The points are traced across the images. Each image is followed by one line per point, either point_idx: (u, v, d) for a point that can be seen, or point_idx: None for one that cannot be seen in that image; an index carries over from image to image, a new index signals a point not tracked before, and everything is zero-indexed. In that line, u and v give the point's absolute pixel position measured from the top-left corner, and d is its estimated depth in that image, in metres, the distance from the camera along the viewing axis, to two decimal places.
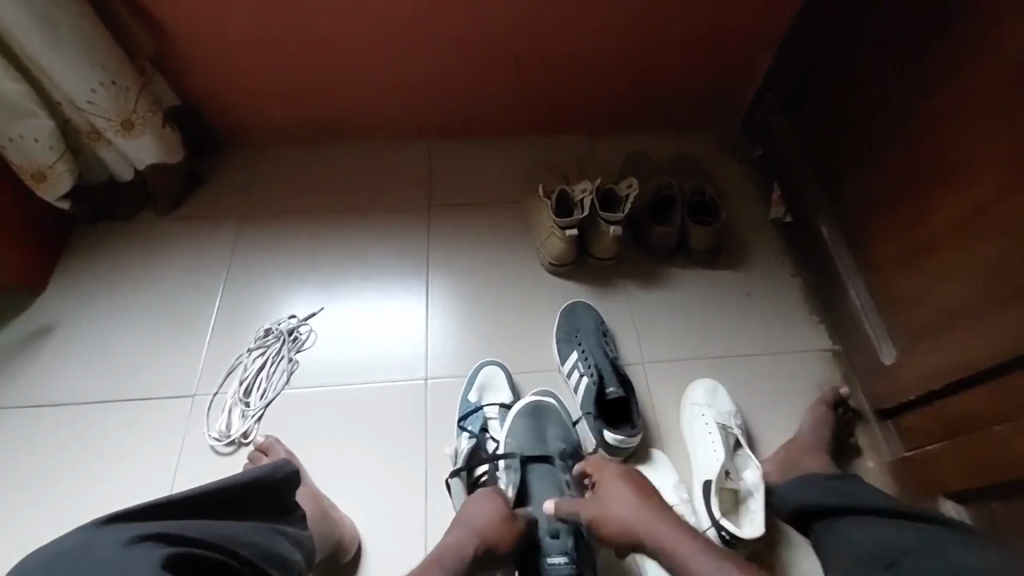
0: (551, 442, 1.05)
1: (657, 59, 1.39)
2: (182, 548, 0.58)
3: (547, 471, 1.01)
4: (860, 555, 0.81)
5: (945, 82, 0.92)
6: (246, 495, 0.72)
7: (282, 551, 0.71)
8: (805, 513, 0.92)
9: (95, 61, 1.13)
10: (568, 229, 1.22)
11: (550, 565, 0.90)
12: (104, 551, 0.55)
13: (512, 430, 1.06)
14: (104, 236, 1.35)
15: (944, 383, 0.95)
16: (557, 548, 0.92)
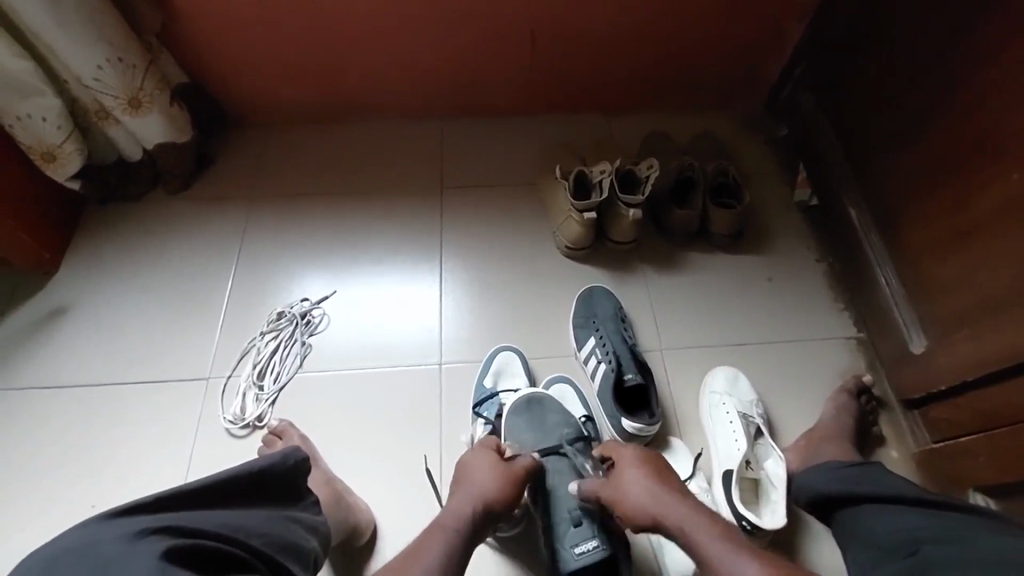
0: (554, 430, 1.01)
1: (680, 34, 1.34)
2: (191, 541, 0.57)
3: (560, 461, 0.97)
4: (883, 545, 0.77)
5: (1000, 54, 0.86)
6: (255, 484, 0.71)
7: (296, 539, 0.71)
8: (824, 501, 0.90)
9: (101, 36, 1.09)
10: (586, 212, 1.19)
11: (582, 552, 0.87)
12: (113, 545, 0.54)
13: (513, 430, 1.03)
14: (115, 218, 1.33)
15: (980, 374, 0.91)
16: (583, 537, 0.89)
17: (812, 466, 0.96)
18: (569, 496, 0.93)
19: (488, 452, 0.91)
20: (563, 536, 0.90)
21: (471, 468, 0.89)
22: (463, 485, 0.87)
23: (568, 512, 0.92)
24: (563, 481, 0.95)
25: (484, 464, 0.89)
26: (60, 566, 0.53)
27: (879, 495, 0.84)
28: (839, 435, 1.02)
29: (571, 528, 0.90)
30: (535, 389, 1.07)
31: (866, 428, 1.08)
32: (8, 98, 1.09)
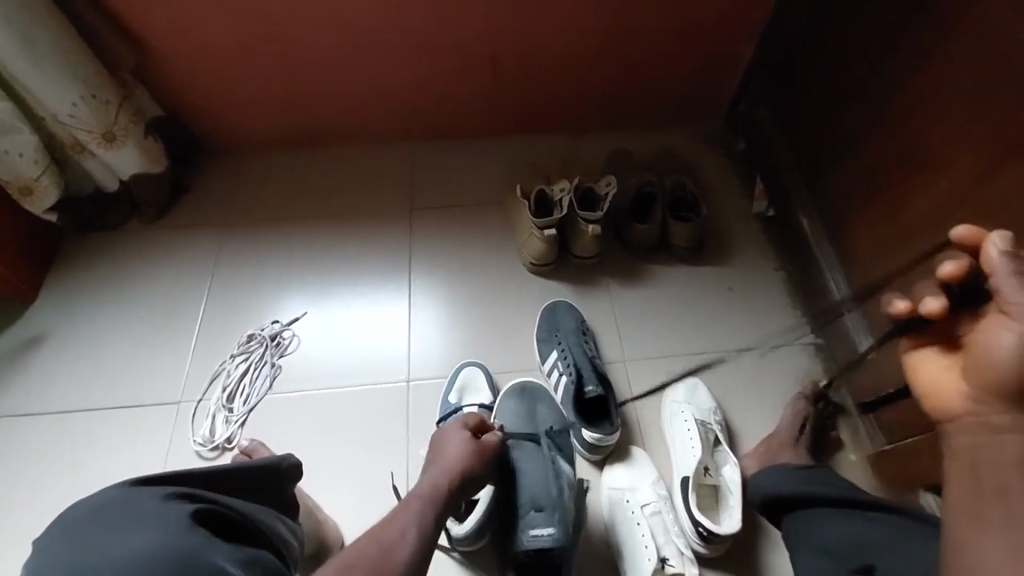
0: (541, 421, 1.04)
1: (636, 57, 1.40)
2: (208, 507, 0.62)
3: (537, 452, 0.97)
4: (834, 556, 0.79)
5: (919, 72, 0.92)
6: (255, 480, 0.76)
7: (286, 534, 0.73)
8: (773, 503, 0.91)
9: (76, 76, 1.15)
10: (547, 229, 1.23)
11: (533, 537, 0.87)
12: (144, 504, 0.59)
13: (503, 411, 1.05)
14: (92, 247, 1.37)
15: None
16: (540, 522, 0.88)
17: (764, 470, 0.97)
18: (536, 482, 0.93)
19: (467, 425, 0.92)
20: (522, 520, 0.90)
21: (449, 441, 0.88)
22: (437, 463, 0.85)
23: (531, 499, 0.92)
24: (535, 470, 0.95)
25: (464, 439, 0.89)
26: (92, 521, 0.58)
27: (831, 500, 0.86)
28: (794, 440, 1.04)
29: (532, 512, 0.91)
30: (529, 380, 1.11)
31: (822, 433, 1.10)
32: None
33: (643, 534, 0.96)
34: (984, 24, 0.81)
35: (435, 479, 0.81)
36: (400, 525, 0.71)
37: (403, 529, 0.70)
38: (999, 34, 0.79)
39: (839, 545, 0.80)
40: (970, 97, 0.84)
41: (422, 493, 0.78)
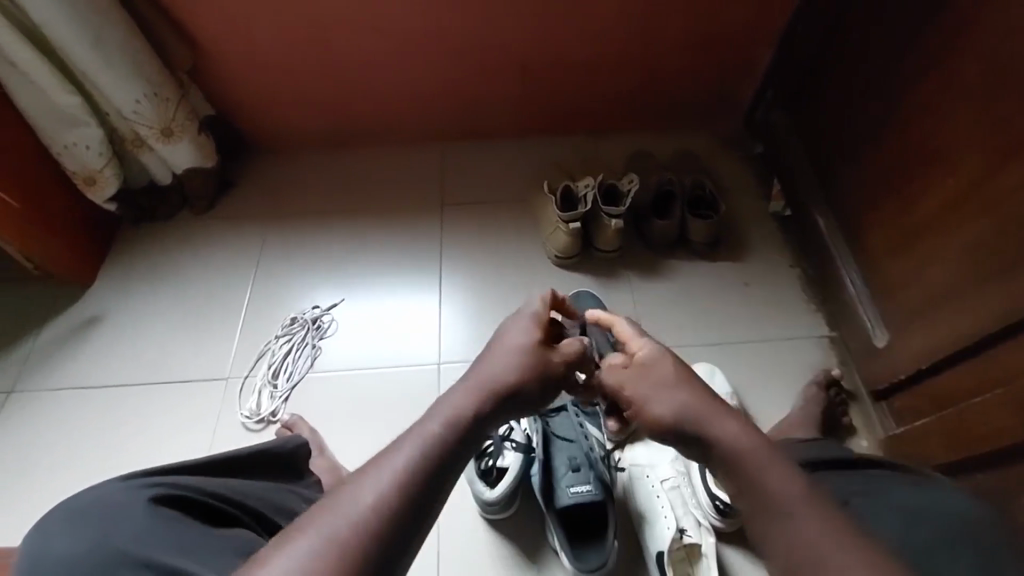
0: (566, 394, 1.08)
1: (658, 63, 1.47)
2: (188, 500, 0.66)
3: (564, 418, 1.04)
4: None
5: (928, 76, 0.98)
6: (260, 461, 0.81)
7: (291, 507, 0.77)
8: None
9: (141, 76, 1.24)
10: (572, 223, 1.30)
11: (574, 493, 0.91)
12: (130, 500, 0.64)
13: None
14: (144, 235, 1.47)
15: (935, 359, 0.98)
16: (579, 479, 0.93)
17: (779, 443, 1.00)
18: (571, 446, 0.98)
19: (536, 329, 0.74)
20: (560, 478, 0.94)
21: (517, 343, 0.71)
22: (486, 362, 0.69)
23: (566, 458, 0.97)
24: (565, 434, 1.01)
25: (529, 342, 0.72)
26: (83, 513, 0.63)
27: (834, 465, 0.81)
28: (807, 424, 1.09)
29: (569, 472, 0.95)
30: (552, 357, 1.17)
31: (836, 420, 1.15)
32: (59, 128, 1.24)
33: (663, 506, 1.01)
34: (989, 31, 0.86)
35: (491, 380, 0.66)
36: (397, 466, 0.55)
37: (398, 473, 0.54)
38: (1002, 39, 0.84)
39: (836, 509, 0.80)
40: (978, 99, 0.89)
41: (459, 407, 0.62)
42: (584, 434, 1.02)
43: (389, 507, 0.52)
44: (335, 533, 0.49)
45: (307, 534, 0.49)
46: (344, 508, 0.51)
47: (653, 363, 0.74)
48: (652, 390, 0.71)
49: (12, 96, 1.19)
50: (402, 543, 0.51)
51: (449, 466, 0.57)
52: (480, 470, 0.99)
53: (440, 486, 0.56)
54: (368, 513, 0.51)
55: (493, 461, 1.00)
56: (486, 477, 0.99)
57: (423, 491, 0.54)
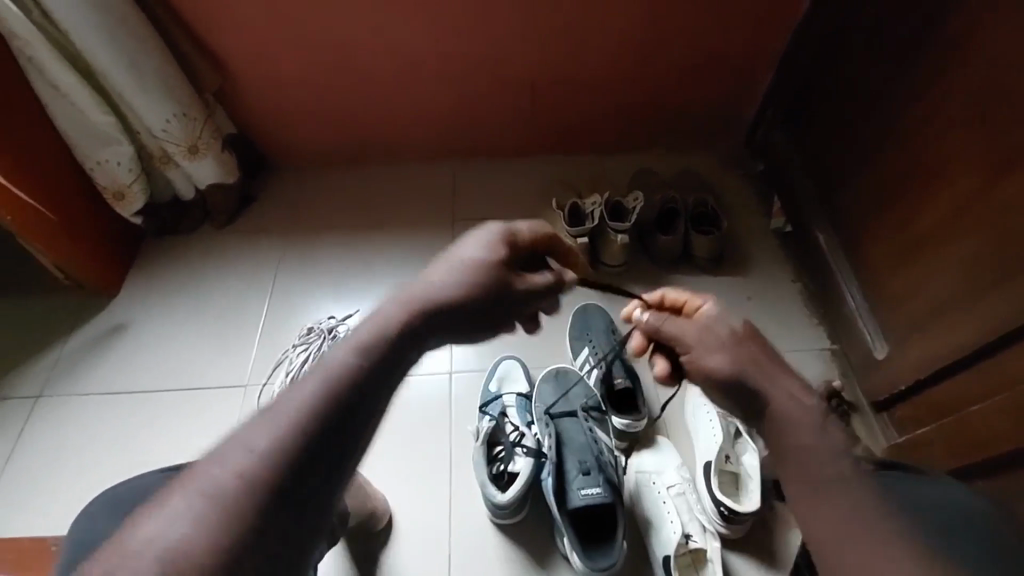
0: (575, 399, 1.15)
1: (663, 85, 1.53)
2: None
3: (574, 423, 1.09)
4: None
5: (920, 100, 1.03)
6: None
7: None
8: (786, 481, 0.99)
9: (172, 97, 1.31)
10: (580, 238, 1.35)
11: (584, 495, 0.96)
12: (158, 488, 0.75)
13: (539, 393, 1.16)
14: (168, 248, 1.52)
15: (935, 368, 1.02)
16: (589, 482, 0.98)
17: None
18: (581, 449, 1.04)
19: (492, 245, 0.68)
20: (570, 481, 0.99)
21: (469, 259, 0.66)
22: (425, 281, 0.63)
23: (577, 461, 1.01)
24: (576, 439, 1.06)
25: (483, 258, 0.66)
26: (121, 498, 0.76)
27: None
28: None
29: (579, 475, 0.99)
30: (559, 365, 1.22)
31: None
32: (94, 146, 1.30)
33: (669, 511, 1.05)
34: (976, 58, 0.92)
35: (428, 296, 0.61)
36: (299, 399, 0.50)
37: (300, 409, 0.49)
38: (990, 66, 0.90)
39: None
40: (969, 121, 0.94)
41: (380, 327, 0.57)
42: (593, 438, 1.07)
43: (287, 447, 0.47)
44: (227, 480, 0.45)
45: (186, 488, 0.44)
46: (235, 452, 0.46)
47: (716, 319, 0.80)
48: (713, 344, 0.78)
49: (51, 115, 1.25)
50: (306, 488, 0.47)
51: (362, 396, 0.52)
52: (492, 473, 1.06)
53: (352, 421, 0.51)
54: (259, 459, 0.46)
55: (505, 466, 1.06)
56: (499, 480, 1.05)
57: (329, 428, 0.49)
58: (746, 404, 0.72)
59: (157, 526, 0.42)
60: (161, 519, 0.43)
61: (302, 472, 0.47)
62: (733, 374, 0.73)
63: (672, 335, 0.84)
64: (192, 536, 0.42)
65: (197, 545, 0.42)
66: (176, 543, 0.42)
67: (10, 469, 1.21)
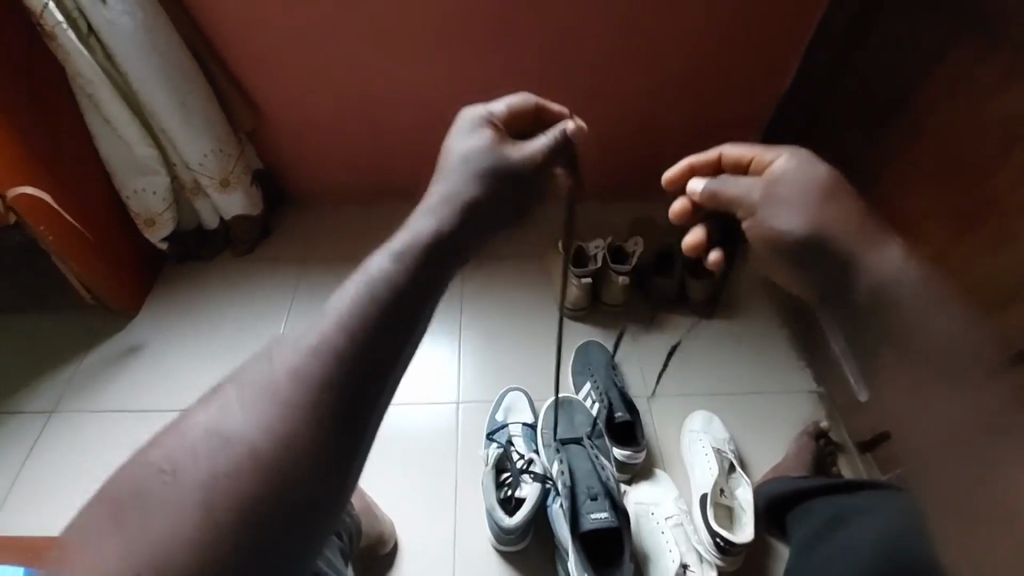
0: (579, 426, 1.24)
1: (663, 142, 1.65)
2: None
3: (580, 450, 1.16)
4: (819, 524, 0.94)
5: (892, 166, 1.16)
6: None
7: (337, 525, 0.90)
8: (780, 501, 1.04)
9: (211, 134, 1.41)
10: (583, 278, 1.42)
11: (592, 518, 1.04)
12: None
13: (545, 421, 1.24)
14: (188, 273, 1.59)
15: None
16: (598, 507, 1.05)
17: (772, 479, 1.08)
18: (588, 475, 1.11)
19: (488, 128, 0.68)
20: (580, 505, 1.06)
21: (469, 148, 0.65)
22: (445, 169, 0.63)
23: (586, 487, 1.08)
24: (584, 465, 1.13)
25: (483, 140, 0.66)
26: None
27: (822, 490, 0.98)
28: (799, 470, 1.18)
29: (588, 500, 1.06)
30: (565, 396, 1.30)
31: (826, 468, 1.22)
32: (132, 175, 1.39)
33: (667, 541, 1.11)
34: (940, 133, 1.05)
35: (449, 195, 0.59)
36: (343, 306, 0.47)
37: (343, 317, 0.46)
38: (952, 141, 1.03)
39: (826, 535, 0.92)
40: (937, 187, 1.06)
41: (412, 233, 0.54)
42: (598, 464, 1.14)
43: (330, 358, 0.44)
44: (272, 390, 0.43)
45: (239, 388, 0.43)
46: (282, 357, 0.44)
47: (787, 169, 0.71)
48: (782, 198, 0.69)
49: (99, 147, 1.36)
50: (348, 410, 0.43)
51: (401, 307, 0.48)
52: (500, 498, 1.12)
53: (399, 328, 0.47)
54: (301, 369, 0.43)
55: (512, 491, 1.13)
56: (506, 503, 1.12)
57: (375, 332, 0.46)
58: (834, 279, 0.61)
59: (204, 429, 0.42)
60: (207, 418, 0.42)
61: (348, 392, 0.44)
62: (812, 229, 0.64)
63: (732, 193, 0.77)
64: (233, 448, 0.41)
65: (237, 459, 0.40)
66: (218, 453, 0.40)
67: (19, 486, 1.24)
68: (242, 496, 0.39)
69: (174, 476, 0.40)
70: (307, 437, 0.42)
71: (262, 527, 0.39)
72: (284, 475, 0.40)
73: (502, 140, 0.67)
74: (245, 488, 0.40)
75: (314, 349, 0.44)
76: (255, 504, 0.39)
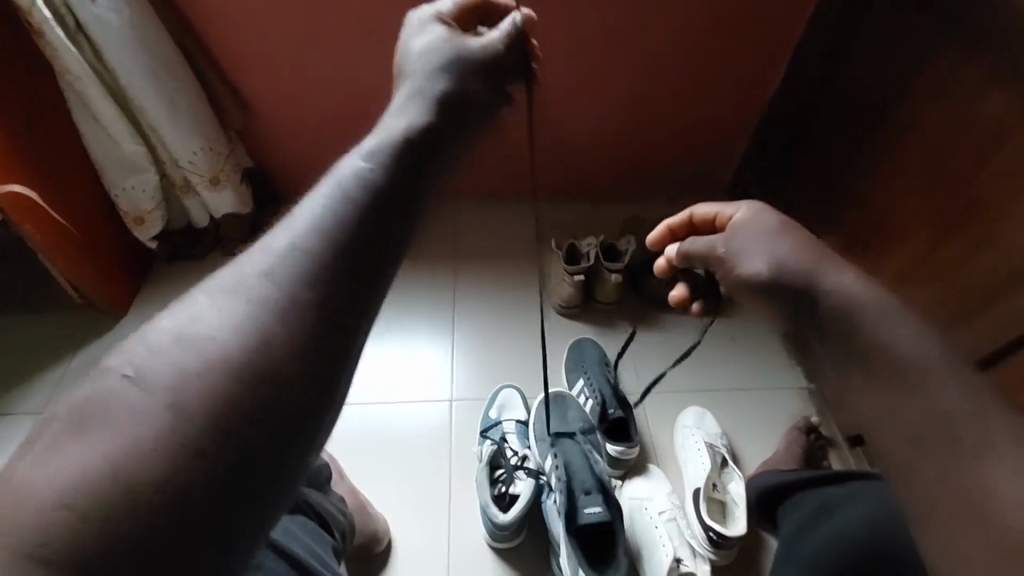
0: (573, 421, 1.22)
1: (654, 141, 1.65)
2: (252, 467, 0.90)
3: (574, 445, 1.16)
4: (804, 518, 0.95)
5: (881, 163, 1.17)
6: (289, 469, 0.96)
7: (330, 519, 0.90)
8: (769, 494, 1.06)
9: (200, 131, 1.40)
10: (576, 275, 1.42)
11: (588, 513, 1.03)
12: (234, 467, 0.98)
13: (537, 417, 1.24)
14: (178, 272, 1.58)
15: None
16: (592, 502, 1.05)
17: (766, 471, 1.11)
18: (582, 470, 1.11)
19: (441, 25, 0.58)
20: (575, 500, 1.06)
21: (426, 41, 0.56)
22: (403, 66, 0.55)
23: (580, 482, 1.08)
24: (578, 460, 1.13)
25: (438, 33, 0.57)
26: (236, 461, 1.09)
27: (810, 484, 0.99)
28: (789, 463, 1.19)
29: (583, 495, 1.07)
30: (558, 390, 1.29)
31: (816, 463, 1.23)
32: (121, 173, 1.37)
33: (661, 535, 1.11)
34: (928, 132, 1.06)
35: (420, 92, 0.50)
36: (316, 202, 0.38)
37: (323, 211, 0.38)
38: (939, 139, 1.04)
39: (810, 525, 0.93)
40: (924, 184, 1.08)
41: (390, 131, 0.45)
42: (591, 460, 1.14)
43: (303, 257, 0.36)
44: (244, 294, 0.35)
45: (202, 293, 0.36)
46: (251, 260, 0.37)
47: (744, 221, 0.63)
48: (744, 246, 0.60)
49: (87, 144, 1.34)
50: (328, 315, 0.35)
51: (391, 203, 0.39)
52: (494, 494, 1.12)
53: (381, 227, 0.38)
54: (276, 270, 0.36)
55: (506, 487, 1.13)
56: (500, 500, 1.12)
57: (354, 230, 0.37)
58: (805, 313, 0.53)
59: (164, 337, 0.35)
60: (172, 327, 0.35)
61: (336, 295, 0.36)
62: (770, 275, 0.55)
63: (694, 250, 0.68)
64: (203, 358, 0.34)
65: (207, 372, 0.33)
66: (186, 365, 0.33)
67: None
68: (216, 413, 0.32)
69: (129, 390, 0.33)
70: (286, 345, 0.34)
71: (241, 447, 0.32)
72: (261, 389, 0.33)
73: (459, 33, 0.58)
74: (219, 404, 0.33)
75: (289, 248, 0.36)
76: (233, 420, 0.33)
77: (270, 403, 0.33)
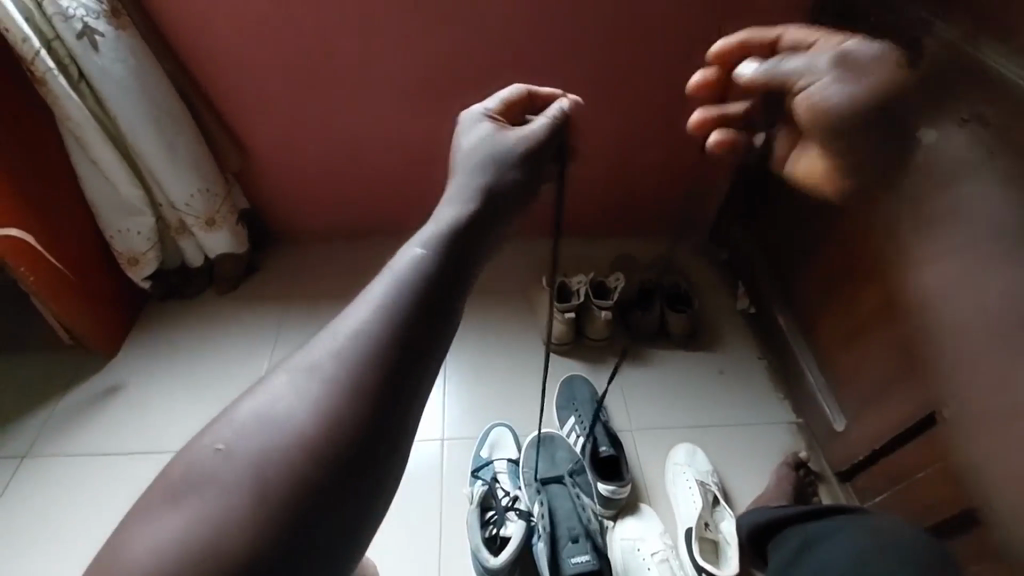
0: (561, 463, 1.26)
1: (639, 181, 1.71)
2: None
3: (562, 490, 1.19)
4: (790, 553, 0.95)
5: None
6: None
7: None
8: (757, 531, 1.05)
9: (197, 175, 1.43)
10: (565, 312, 1.45)
11: (574, 563, 1.06)
12: None
13: (527, 460, 1.26)
14: (170, 311, 1.59)
15: (908, 426, 1.04)
16: (579, 550, 1.08)
17: (757, 508, 1.10)
18: (570, 516, 1.13)
19: (488, 122, 0.65)
20: (561, 548, 1.08)
21: (475, 138, 0.61)
22: (455, 161, 0.58)
23: (566, 530, 1.11)
24: (564, 507, 1.15)
25: (486, 129, 0.63)
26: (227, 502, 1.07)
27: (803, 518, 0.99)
28: (780, 500, 1.19)
29: (569, 542, 1.09)
30: (545, 432, 1.32)
31: (807, 499, 1.23)
32: (117, 216, 1.40)
33: None
34: None
35: (470, 184, 0.53)
36: (388, 282, 0.40)
37: (391, 295, 0.39)
38: None
39: (796, 561, 0.93)
40: None
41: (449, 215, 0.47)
42: (580, 503, 1.17)
43: (375, 341, 0.37)
44: (317, 373, 0.37)
45: (280, 372, 0.38)
46: (324, 341, 0.38)
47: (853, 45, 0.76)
48: (838, 78, 0.73)
49: (85, 188, 1.37)
50: (392, 402, 0.36)
51: (450, 287, 0.41)
52: (485, 536, 1.12)
53: (441, 312, 0.40)
54: (350, 353, 0.37)
55: (497, 529, 1.13)
56: (490, 543, 1.12)
57: (419, 318, 0.39)
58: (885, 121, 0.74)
59: (247, 418, 0.36)
60: (256, 411, 0.36)
61: (398, 386, 0.37)
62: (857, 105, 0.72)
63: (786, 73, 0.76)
64: (277, 445, 0.34)
65: (286, 454, 0.34)
66: (265, 453, 0.34)
67: None
68: (292, 499, 0.33)
69: (217, 468, 0.34)
70: (358, 424, 0.35)
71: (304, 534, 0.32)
72: (334, 474, 0.34)
73: (503, 128, 0.65)
74: (287, 488, 0.33)
75: (361, 333, 0.38)
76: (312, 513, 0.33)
77: (338, 498, 0.34)
